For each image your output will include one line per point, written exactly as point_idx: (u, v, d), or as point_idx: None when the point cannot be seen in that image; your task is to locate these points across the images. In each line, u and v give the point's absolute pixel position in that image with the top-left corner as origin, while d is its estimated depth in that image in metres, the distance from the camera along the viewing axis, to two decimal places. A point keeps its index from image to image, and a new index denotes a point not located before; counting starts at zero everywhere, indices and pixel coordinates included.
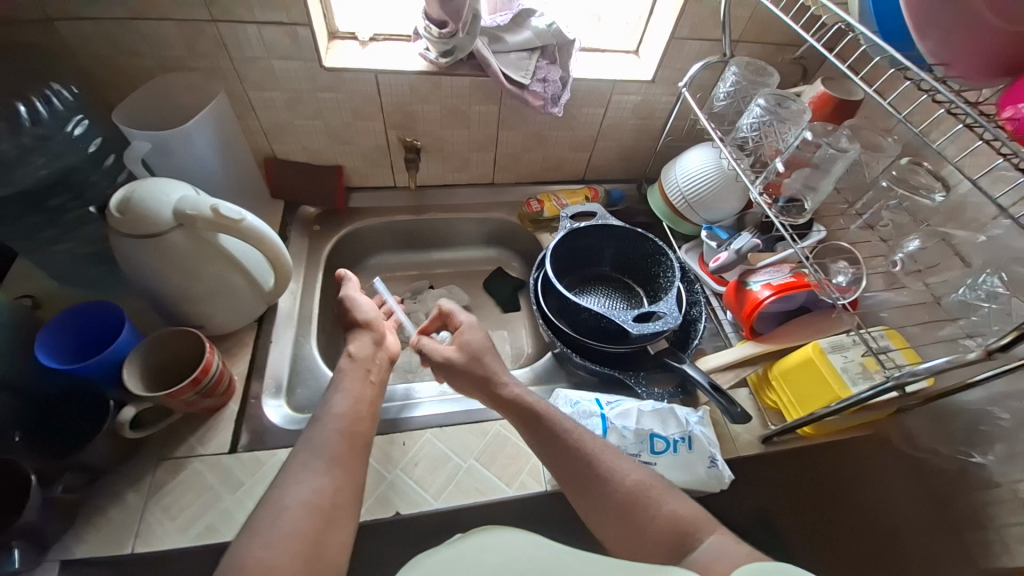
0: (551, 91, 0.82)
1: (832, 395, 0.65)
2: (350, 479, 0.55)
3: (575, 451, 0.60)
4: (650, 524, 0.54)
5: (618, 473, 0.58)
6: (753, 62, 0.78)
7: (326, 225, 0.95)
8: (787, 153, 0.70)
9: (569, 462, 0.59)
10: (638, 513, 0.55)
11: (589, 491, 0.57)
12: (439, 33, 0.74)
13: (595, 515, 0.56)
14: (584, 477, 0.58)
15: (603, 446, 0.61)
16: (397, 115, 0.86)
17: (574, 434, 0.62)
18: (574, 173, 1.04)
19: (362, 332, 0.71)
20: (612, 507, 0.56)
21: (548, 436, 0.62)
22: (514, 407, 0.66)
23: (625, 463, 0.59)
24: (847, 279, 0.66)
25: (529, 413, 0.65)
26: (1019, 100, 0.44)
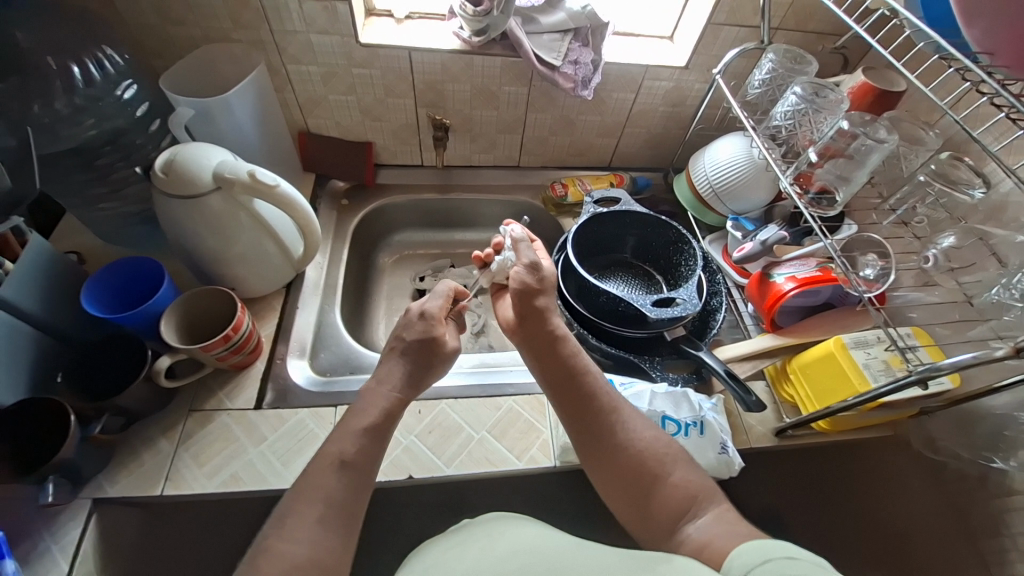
0: (581, 74, 0.82)
1: (851, 390, 0.65)
2: (366, 439, 0.58)
3: (594, 396, 0.61)
4: (657, 486, 0.56)
5: (634, 431, 0.59)
6: (791, 49, 0.76)
7: (354, 199, 0.98)
8: (820, 143, 0.68)
9: (592, 409, 0.60)
10: (645, 472, 0.56)
11: (604, 444, 0.58)
12: (473, 11, 0.74)
13: (598, 466, 0.58)
14: (602, 426, 0.59)
15: (622, 402, 0.62)
16: (428, 93, 0.87)
17: (599, 381, 0.63)
18: (601, 159, 1.03)
19: (401, 366, 0.65)
20: (625, 459, 0.57)
21: (571, 375, 0.63)
22: (551, 345, 0.65)
23: (640, 421, 0.61)
24: (875, 272, 0.65)
25: (564, 353, 0.64)
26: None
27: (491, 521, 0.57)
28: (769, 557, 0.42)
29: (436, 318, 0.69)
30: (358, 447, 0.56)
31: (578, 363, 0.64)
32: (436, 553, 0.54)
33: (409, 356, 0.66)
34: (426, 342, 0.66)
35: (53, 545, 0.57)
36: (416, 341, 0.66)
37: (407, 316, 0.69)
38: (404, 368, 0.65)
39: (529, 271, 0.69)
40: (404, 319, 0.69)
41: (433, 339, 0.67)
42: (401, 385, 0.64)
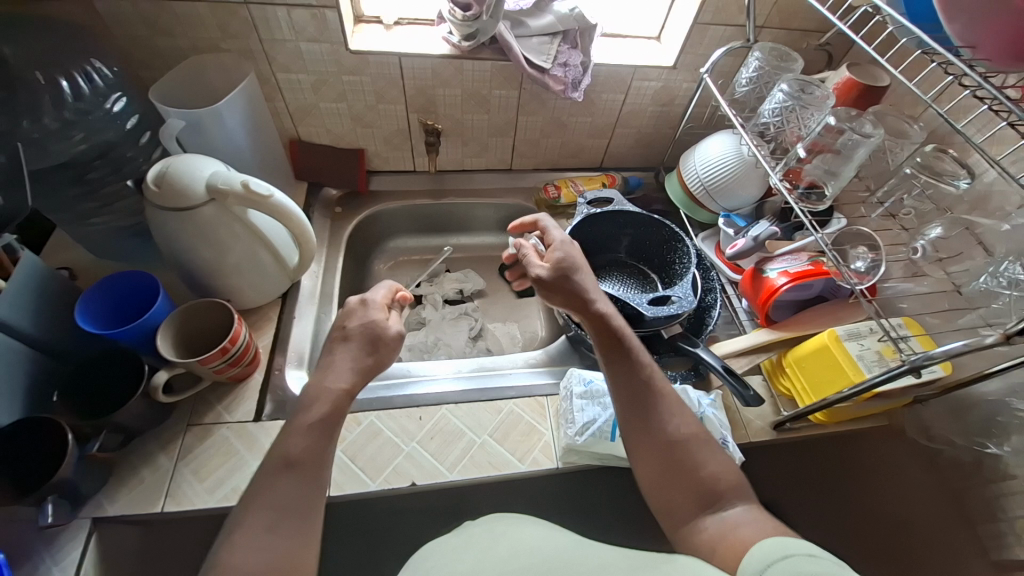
0: (572, 75, 0.83)
1: (847, 382, 0.65)
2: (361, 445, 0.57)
3: (643, 384, 0.61)
4: (688, 474, 0.56)
5: (675, 421, 0.59)
6: (777, 47, 0.77)
7: (347, 206, 0.98)
8: (808, 139, 0.69)
9: (638, 395, 0.60)
10: (681, 462, 0.57)
11: (646, 428, 0.59)
12: (462, 16, 0.75)
13: (639, 440, 0.59)
14: (645, 412, 0.59)
15: (667, 392, 0.62)
16: (418, 98, 0.87)
17: (648, 369, 0.62)
18: (592, 160, 1.04)
19: (347, 359, 0.60)
20: (663, 448, 0.57)
21: (625, 360, 0.62)
22: (604, 328, 0.64)
23: (683, 413, 0.60)
24: (866, 265, 0.66)
25: (614, 338, 0.63)
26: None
27: (495, 522, 0.58)
28: (787, 555, 0.42)
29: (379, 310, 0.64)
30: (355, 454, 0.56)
31: (630, 350, 0.63)
32: (436, 556, 0.53)
33: (359, 348, 0.61)
34: (378, 337, 0.62)
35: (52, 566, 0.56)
36: (370, 333, 0.62)
37: (363, 304, 0.64)
38: (353, 365, 0.60)
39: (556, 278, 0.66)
40: (356, 307, 0.64)
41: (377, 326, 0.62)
42: (353, 378, 0.59)
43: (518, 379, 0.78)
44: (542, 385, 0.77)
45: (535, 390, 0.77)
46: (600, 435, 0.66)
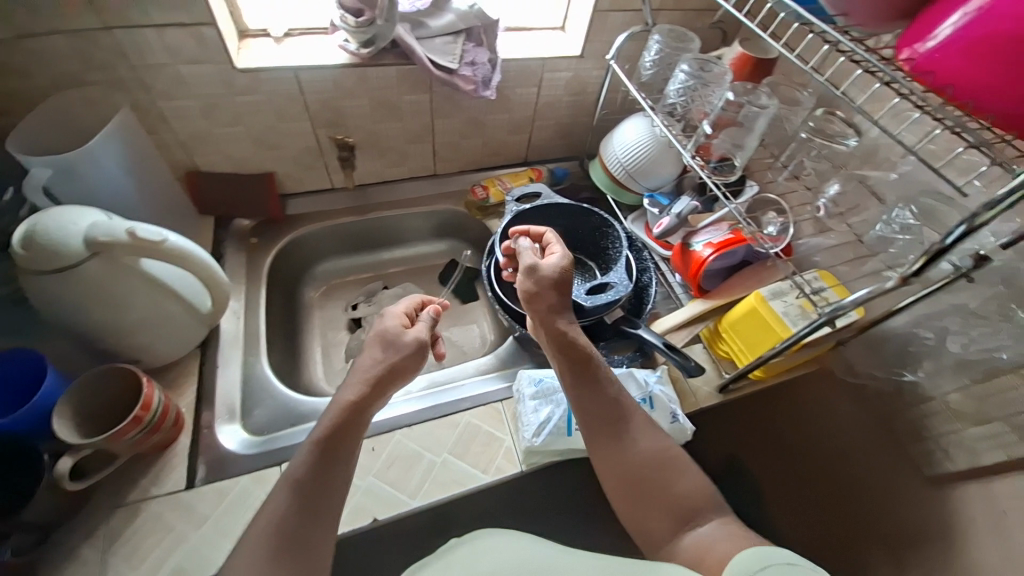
0: (481, 74, 0.81)
1: (775, 337, 0.70)
2: (339, 474, 0.55)
3: (610, 406, 0.62)
4: (659, 493, 0.57)
5: (647, 441, 0.60)
6: (674, 29, 0.79)
7: (264, 236, 0.90)
8: (713, 115, 0.72)
9: (606, 419, 0.61)
10: (653, 482, 0.58)
11: (615, 451, 0.60)
12: (356, 22, 0.71)
13: (606, 463, 0.60)
14: (616, 434, 0.60)
15: (635, 409, 0.63)
16: (324, 113, 0.82)
17: (618, 389, 0.63)
18: (516, 155, 1.03)
19: (359, 374, 0.62)
20: (635, 469, 0.59)
21: (596, 384, 0.63)
22: (569, 350, 0.65)
23: (652, 431, 0.61)
24: (777, 229, 0.71)
25: (579, 359, 0.64)
26: (914, 42, 0.46)
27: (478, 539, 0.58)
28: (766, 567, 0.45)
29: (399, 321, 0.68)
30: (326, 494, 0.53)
31: (595, 369, 0.64)
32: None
33: (378, 358, 0.64)
34: (393, 347, 0.65)
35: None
36: (387, 341, 0.65)
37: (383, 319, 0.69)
38: (363, 379, 0.61)
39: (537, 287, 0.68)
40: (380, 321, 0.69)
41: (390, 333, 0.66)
42: (361, 389, 0.60)
43: (469, 388, 0.77)
44: (495, 391, 0.76)
45: (489, 397, 0.76)
46: (558, 432, 0.67)
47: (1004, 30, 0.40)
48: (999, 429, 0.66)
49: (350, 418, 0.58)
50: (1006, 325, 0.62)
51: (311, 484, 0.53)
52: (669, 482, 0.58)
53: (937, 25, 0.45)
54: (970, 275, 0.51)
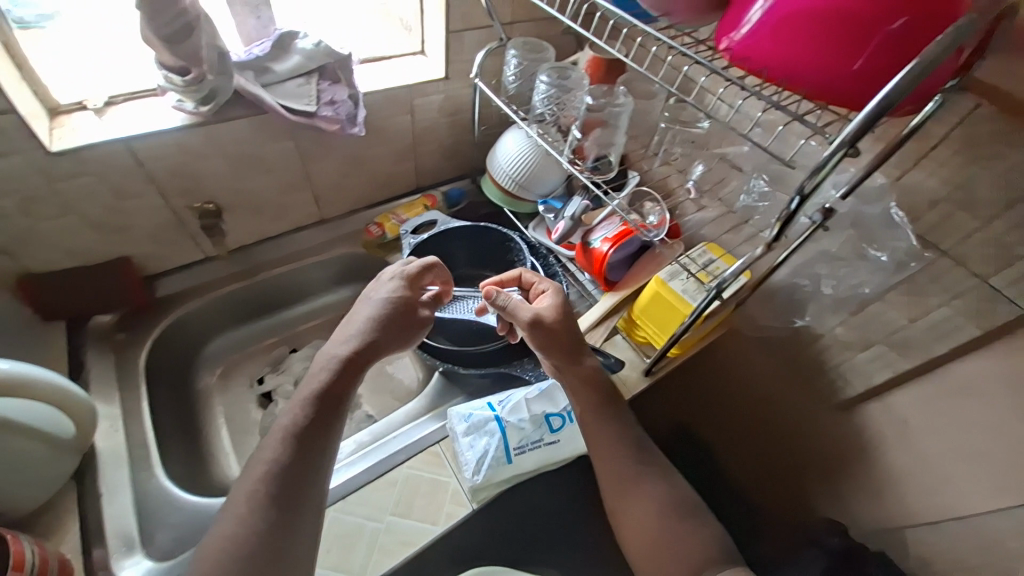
0: (344, 112, 0.77)
1: (680, 314, 0.73)
2: (309, 486, 0.55)
3: (629, 445, 0.64)
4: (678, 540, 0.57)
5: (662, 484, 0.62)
6: (527, 41, 0.81)
7: (134, 328, 0.80)
8: (581, 118, 0.75)
9: (626, 460, 0.63)
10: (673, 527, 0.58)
11: (631, 493, 0.61)
12: (183, 82, 0.64)
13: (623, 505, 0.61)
14: (634, 475, 0.62)
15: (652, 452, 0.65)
16: (176, 180, 0.74)
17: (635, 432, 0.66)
18: (407, 184, 1.00)
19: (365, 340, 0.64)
20: (653, 512, 0.59)
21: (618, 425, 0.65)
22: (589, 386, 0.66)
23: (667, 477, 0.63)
24: (658, 215, 0.76)
25: (603, 400, 0.66)
26: (729, 32, 0.49)
27: None
28: None
29: (404, 291, 0.68)
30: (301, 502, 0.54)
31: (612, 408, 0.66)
32: None
33: (386, 319, 0.66)
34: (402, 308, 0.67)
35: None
36: (397, 302, 0.67)
37: (406, 278, 0.69)
38: (364, 351, 0.64)
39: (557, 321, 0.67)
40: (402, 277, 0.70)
41: (400, 302, 0.67)
42: (356, 369, 0.63)
43: (400, 439, 0.72)
44: (429, 434, 0.72)
45: (423, 443, 0.71)
46: (497, 463, 0.66)
47: (792, 12, 0.44)
48: (881, 351, 0.73)
49: (350, 376, 0.62)
50: (863, 262, 0.69)
51: (284, 481, 0.54)
52: (682, 522, 0.59)
53: (744, 15, 0.48)
54: (825, 227, 0.52)
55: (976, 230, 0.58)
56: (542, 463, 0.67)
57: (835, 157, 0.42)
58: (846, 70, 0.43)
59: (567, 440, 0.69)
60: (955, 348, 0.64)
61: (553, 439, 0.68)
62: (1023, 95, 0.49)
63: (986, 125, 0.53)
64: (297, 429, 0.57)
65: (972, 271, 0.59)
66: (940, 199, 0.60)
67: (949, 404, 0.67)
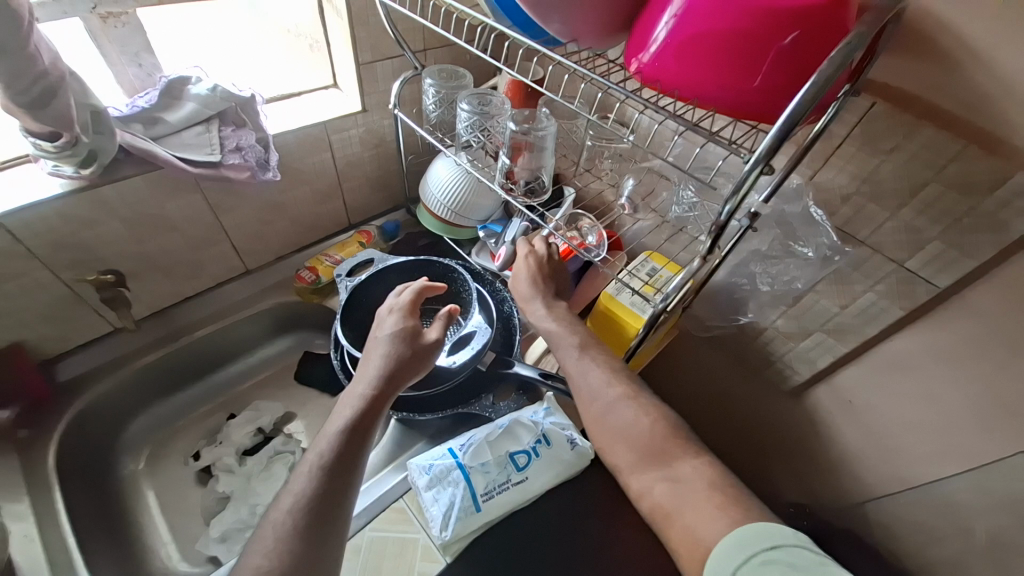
0: (253, 158, 0.71)
1: (632, 329, 0.72)
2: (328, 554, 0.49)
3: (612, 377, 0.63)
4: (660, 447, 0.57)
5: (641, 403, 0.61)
6: (442, 68, 0.79)
7: (36, 421, 0.70)
8: (507, 142, 0.71)
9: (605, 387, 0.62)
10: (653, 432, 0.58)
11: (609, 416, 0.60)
12: (54, 147, 0.57)
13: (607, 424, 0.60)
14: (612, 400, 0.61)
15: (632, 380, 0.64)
16: (65, 252, 0.66)
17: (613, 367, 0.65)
18: (336, 223, 0.95)
19: (375, 377, 0.59)
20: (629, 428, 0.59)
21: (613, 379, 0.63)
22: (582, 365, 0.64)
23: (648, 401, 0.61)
24: (595, 235, 0.76)
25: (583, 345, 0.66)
26: (638, 53, 0.49)
27: None
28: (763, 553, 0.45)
29: (407, 320, 0.63)
30: (319, 557, 0.49)
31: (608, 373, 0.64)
32: None
33: (394, 351, 0.60)
34: (411, 337, 0.62)
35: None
36: (401, 334, 0.62)
37: (406, 308, 0.65)
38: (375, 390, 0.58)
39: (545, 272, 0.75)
40: (403, 308, 0.65)
41: (409, 331, 0.62)
42: (371, 408, 0.57)
43: (361, 500, 0.66)
44: (390, 490, 0.67)
45: (385, 500, 0.66)
46: (466, 513, 0.61)
47: (693, 32, 0.44)
48: (818, 339, 0.76)
49: (372, 411, 0.57)
50: (791, 259, 0.70)
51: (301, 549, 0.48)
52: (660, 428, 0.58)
53: (650, 35, 0.47)
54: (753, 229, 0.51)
55: (887, 219, 0.60)
56: (514, 504, 0.64)
57: (754, 174, 0.42)
58: (749, 86, 0.43)
59: (536, 475, 0.66)
60: (883, 329, 0.67)
61: (521, 478, 0.65)
62: (911, 93, 0.52)
63: (881, 122, 0.56)
64: (329, 466, 0.53)
65: (889, 256, 0.62)
66: (851, 193, 0.62)
67: (885, 380, 0.70)
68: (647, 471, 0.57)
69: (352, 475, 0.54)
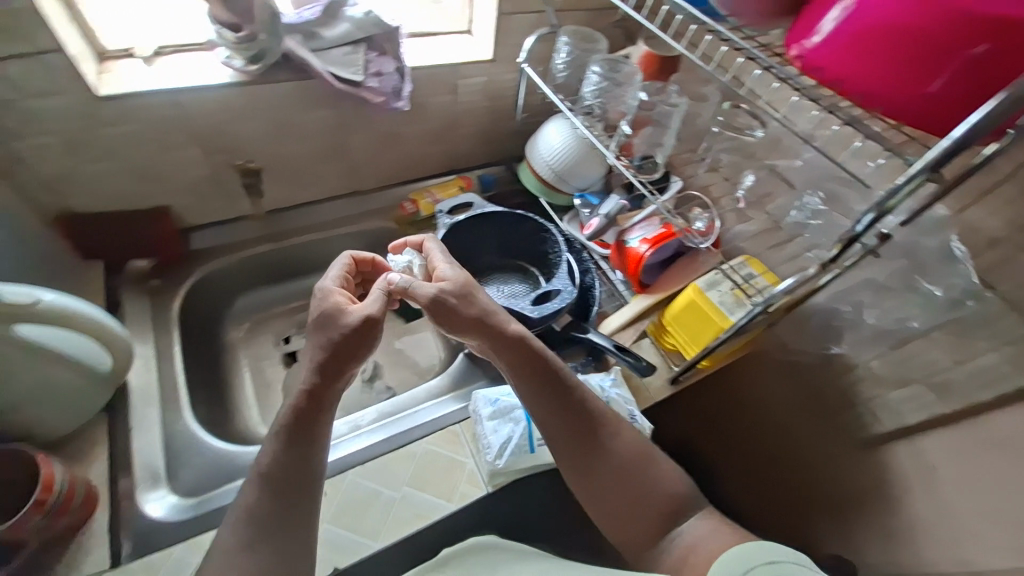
0: (389, 85, 0.76)
1: (717, 327, 0.69)
2: (296, 526, 0.52)
3: (585, 416, 0.61)
4: (638, 488, 0.60)
5: (619, 439, 0.62)
6: (579, 29, 0.79)
7: (166, 277, 0.81)
8: (631, 114, 0.73)
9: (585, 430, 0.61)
10: (629, 472, 0.60)
11: (594, 454, 0.60)
12: (236, 38, 0.65)
13: (587, 472, 0.60)
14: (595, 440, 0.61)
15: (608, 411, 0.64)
16: (216, 138, 0.75)
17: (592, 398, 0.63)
18: (441, 165, 0.99)
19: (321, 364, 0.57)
20: (613, 467, 0.60)
21: (588, 417, 0.61)
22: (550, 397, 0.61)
23: (627, 432, 0.63)
24: (705, 223, 0.73)
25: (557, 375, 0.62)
26: (801, 39, 0.45)
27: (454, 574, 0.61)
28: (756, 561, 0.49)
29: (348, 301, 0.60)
30: (288, 530, 0.52)
31: (582, 408, 0.62)
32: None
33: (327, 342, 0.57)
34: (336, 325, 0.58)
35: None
36: (315, 326, 0.58)
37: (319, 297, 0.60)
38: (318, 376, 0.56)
39: (466, 302, 0.61)
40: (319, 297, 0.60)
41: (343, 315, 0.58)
42: (319, 391, 0.56)
43: (422, 415, 0.72)
44: (450, 413, 0.71)
45: (444, 421, 0.70)
46: (520, 451, 0.64)
47: (871, 23, 0.40)
48: (917, 392, 0.68)
49: (321, 394, 0.56)
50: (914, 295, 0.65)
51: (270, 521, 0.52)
52: (646, 476, 0.61)
53: (817, 22, 0.44)
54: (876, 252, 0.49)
55: None
56: None
57: (911, 185, 0.39)
58: (922, 92, 0.39)
59: None
60: (998, 399, 0.59)
61: None
62: None
63: None
64: (283, 453, 0.54)
65: None
66: (1002, 238, 0.55)
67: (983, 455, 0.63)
68: (630, 510, 0.60)
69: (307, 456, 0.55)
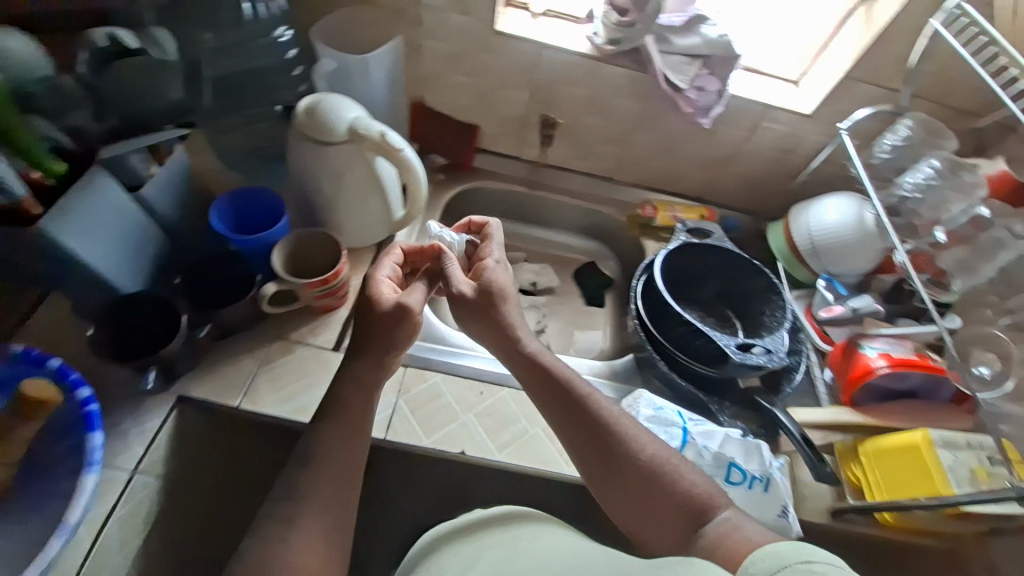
0: (704, 101, 0.82)
1: (931, 489, 0.61)
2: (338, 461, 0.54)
3: (592, 419, 0.59)
4: (659, 493, 0.55)
5: (635, 448, 0.57)
6: (930, 121, 0.76)
7: (449, 176, 0.99)
8: (948, 225, 0.70)
9: (592, 436, 0.58)
10: (647, 478, 0.56)
11: (606, 464, 0.57)
12: (618, 20, 0.77)
13: (606, 488, 0.57)
14: (605, 449, 0.58)
15: (620, 416, 0.60)
16: (543, 90, 0.89)
17: (594, 398, 0.61)
18: (694, 189, 1.01)
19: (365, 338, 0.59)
20: (632, 474, 0.56)
21: (598, 426, 0.59)
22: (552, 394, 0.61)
23: (644, 435, 0.59)
24: (990, 373, 0.61)
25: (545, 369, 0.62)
26: None
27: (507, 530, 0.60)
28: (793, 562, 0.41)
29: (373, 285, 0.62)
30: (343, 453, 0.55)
31: (589, 412, 0.59)
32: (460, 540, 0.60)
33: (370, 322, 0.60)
34: (367, 308, 0.61)
35: (105, 467, 0.61)
36: (363, 302, 0.61)
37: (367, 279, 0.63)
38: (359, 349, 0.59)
39: (477, 298, 0.64)
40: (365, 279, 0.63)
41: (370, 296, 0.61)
42: (363, 365, 0.59)
43: None
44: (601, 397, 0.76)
45: None
46: None
47: None
48: None
49: (366, 358, 0.59)
50: None
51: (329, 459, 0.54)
52: (670, 486, 0.55)
53: None
54: None
55: None
56: None
57: None
58: None
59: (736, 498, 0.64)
60: None
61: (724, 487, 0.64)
62: None
63: None
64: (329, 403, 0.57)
65: None
66: None
67: None
68: (667, 532, 0.54)
69: (352, 410, 0.57)
